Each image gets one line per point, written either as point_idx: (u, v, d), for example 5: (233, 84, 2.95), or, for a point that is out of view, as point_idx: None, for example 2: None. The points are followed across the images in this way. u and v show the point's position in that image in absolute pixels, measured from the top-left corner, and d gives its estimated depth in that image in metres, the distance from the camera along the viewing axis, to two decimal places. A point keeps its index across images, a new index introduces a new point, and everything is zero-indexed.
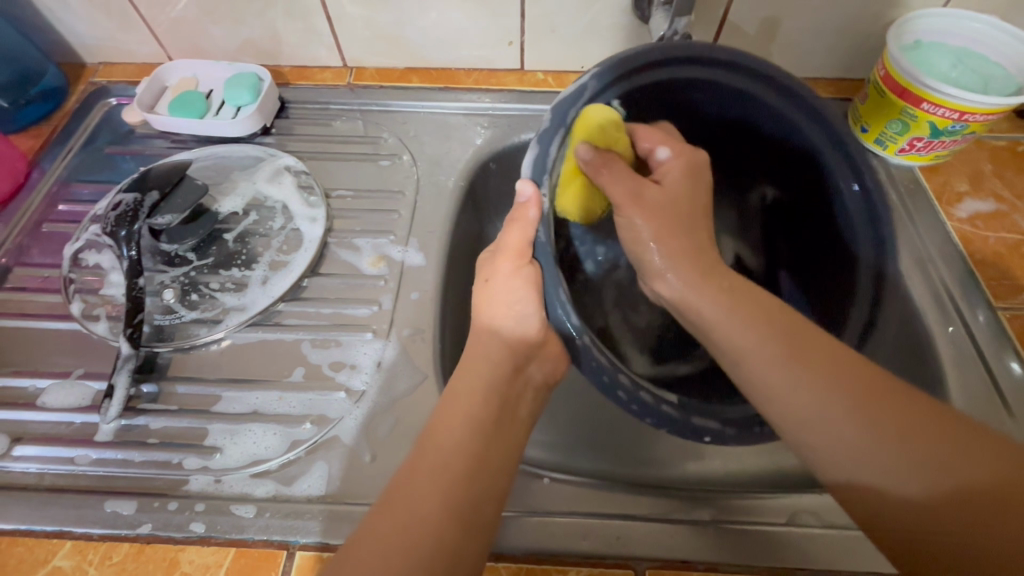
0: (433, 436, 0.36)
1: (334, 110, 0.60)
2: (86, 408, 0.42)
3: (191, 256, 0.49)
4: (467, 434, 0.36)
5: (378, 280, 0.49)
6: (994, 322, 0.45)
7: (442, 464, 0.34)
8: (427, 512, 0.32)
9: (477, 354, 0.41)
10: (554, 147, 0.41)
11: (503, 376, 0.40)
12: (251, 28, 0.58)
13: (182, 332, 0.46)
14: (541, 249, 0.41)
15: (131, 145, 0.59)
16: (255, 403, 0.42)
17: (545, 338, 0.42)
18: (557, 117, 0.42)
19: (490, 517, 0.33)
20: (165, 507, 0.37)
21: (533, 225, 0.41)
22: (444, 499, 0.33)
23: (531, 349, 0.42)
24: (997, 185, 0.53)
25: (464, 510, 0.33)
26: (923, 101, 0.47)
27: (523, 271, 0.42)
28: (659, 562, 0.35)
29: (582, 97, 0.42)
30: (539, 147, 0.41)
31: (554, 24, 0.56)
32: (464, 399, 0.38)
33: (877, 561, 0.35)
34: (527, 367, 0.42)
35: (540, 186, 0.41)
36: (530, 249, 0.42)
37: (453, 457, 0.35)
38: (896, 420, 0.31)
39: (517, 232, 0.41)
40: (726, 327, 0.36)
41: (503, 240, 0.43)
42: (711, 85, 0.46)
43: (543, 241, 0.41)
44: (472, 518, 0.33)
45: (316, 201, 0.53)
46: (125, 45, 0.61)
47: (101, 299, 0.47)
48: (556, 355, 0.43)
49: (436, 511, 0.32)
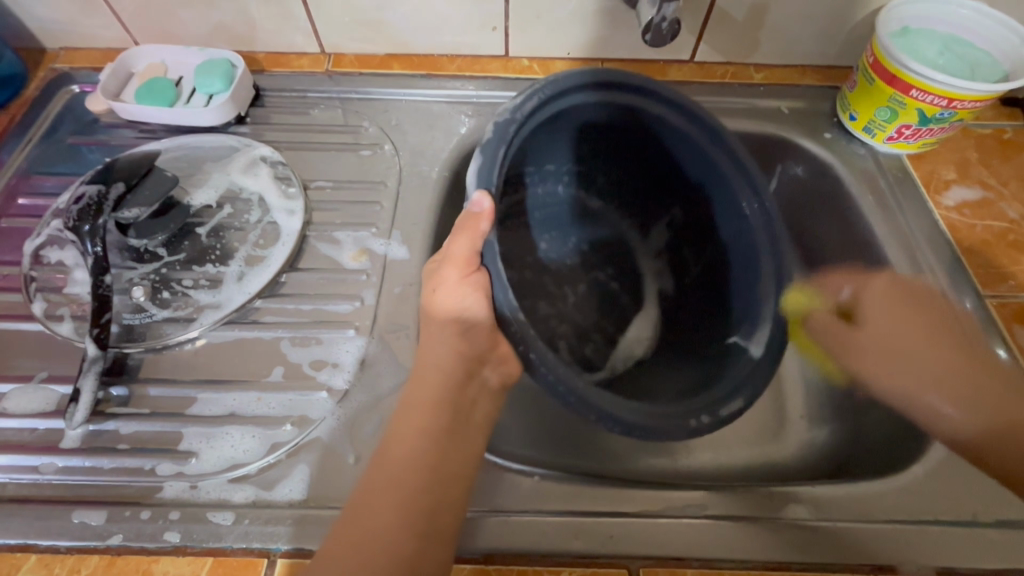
0: (384, 448, 0.35)
1: (313, 99, 0.58)
2: (51, 413, 0.40)
3: (162, 251, 0.47)
4: (420, 443, 0.35)
5: (360, 274, 0.47)
6: (982, 310, 0.45)
7: (395, 476, 0.34)
8: (380, 528, 0.32)
9: (429, 359, 0.39)
10: (504, 152, 0.37)
11: (454, 382, 0.38)
12: (222, 11, 0.55)
13: (153, 332, 0.43)
14: (490, 254, 0.36)
15: (95, 134, 0.56)
16: (232, 405, 0.41)
17: (495, 341, 0.40)
18: (499, 132, 0.37)
19: (448, 524, 0.33)
20: (137, 516, 0.36)
21: (483, 239, 0.36)
22: (393, 506, 0.33)
23: (482, 351, 0.40)
24: (983, 173, 0.53)
25: (415, 518, 0.33)
26: (912, 88, 0.47)
27: (473, 279, 0.37)
28: (653, 561, 0.34)
29: (520, 113, 0.38)
30: (484, 154, 0.37)
31: (539, 9, 0.54)
32: (436, 400, 0.37)
33: (868, 551, 0.35)
34: (481, 371, 0.40)
35: (491, 190, 0.36)
36: (478, 257, 0.37)
37: (404, 469, 0.34)
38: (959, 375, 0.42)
39: (464, 243, 0.36)
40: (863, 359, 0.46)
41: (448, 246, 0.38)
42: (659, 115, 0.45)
43: (492, 244, 0.36)
44: (428, 526, 0.32)
45: (293, 192, 0.51)
46: (87, 29, 0.58)
47: (66, 298, 0.45)
48: (510, 357, 0.40)
49: (386, 529, 0.32)
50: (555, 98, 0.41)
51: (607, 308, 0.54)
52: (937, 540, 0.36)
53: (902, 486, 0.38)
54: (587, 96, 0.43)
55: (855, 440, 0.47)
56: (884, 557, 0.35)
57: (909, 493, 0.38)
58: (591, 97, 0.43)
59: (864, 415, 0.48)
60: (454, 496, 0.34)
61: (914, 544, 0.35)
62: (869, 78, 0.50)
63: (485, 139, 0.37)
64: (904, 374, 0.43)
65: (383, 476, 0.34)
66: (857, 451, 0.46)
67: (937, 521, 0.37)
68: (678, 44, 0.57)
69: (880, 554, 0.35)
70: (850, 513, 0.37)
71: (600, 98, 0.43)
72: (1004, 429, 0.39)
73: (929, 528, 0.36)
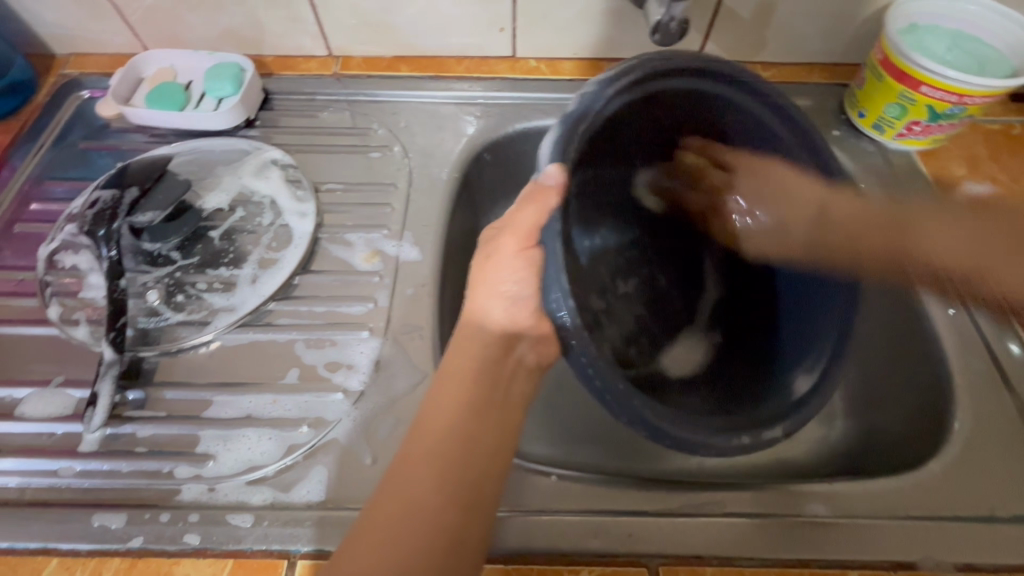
0: (420, 424, 0.36)
1: (321, 101, 0.58)
2: (68, 417, 0.40)
3: (175, 255, 0.47)
4: (458, 415, 0.36)
5: (372, 276, 0.47)
6: (995, 306, 0.45)
7: (436, 449, 0.34)
8: (422, 500, 0.32)
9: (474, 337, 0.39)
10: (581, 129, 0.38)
11: (492, 357, 0.39)
12: (230, 15, 0.56)
13: (169, 335, 0.44)
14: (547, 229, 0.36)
15: (106, 140, 0.56)
16: (248, 407, 0.41)
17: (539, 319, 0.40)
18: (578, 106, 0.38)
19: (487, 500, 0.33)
20: (157, 519, 0.36)
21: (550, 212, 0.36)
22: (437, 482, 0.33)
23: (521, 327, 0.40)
24: (993, 169, 0.53)
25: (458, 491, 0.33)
26: (922, 85, 0.47)
27: (531, 252, 0.38)
28: (672, 559, 0.34)
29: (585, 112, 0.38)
30: (558, 128, 0.37)
31: (547, 9, 0.54)
32: (460, 382, 0.37)
33: (888, 548, 0.35)
34: (518, 347, 0.40)
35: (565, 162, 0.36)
36: (536, 234, 0.38)
37: (444, 442, 0.34)
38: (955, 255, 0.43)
39: (532, 214, 0.36)
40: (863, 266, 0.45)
41: (512, 215, 0.38)
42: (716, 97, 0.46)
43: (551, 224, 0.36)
44: (472, 500, 0.33)
45: (304, 195, 0.51)
46: (96, 35, 0.58)
47: (80, 302, 0.45)
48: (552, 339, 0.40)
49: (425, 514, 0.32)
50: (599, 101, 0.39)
51: (655, 308, 0.50)
52: (956, 535, 0.36)
53: (920, 483, 0.38)
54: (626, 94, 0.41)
55: (869, 437, 0.47)
56: (904, 554, 0.35)
57: (926, 490, 0.38)
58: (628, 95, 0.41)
59: (879, 412, 0.47)
60: (485, 478, 0.34)
61: (933, 540, 0.35)
62: (879, 78, 0.50)
63: (568, 112, 0.38)
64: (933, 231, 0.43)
65: (407, 468, 0.33)
66: (872, 448, 0.46)
67: (955, 517, 0.37)
68: (685, 44, 0.57)
69: (900, 551, 0.35)
70: (869, 508, 0.37)
71: (640, 91, 0.42)
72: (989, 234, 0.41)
73: (947, 524, 0.36)
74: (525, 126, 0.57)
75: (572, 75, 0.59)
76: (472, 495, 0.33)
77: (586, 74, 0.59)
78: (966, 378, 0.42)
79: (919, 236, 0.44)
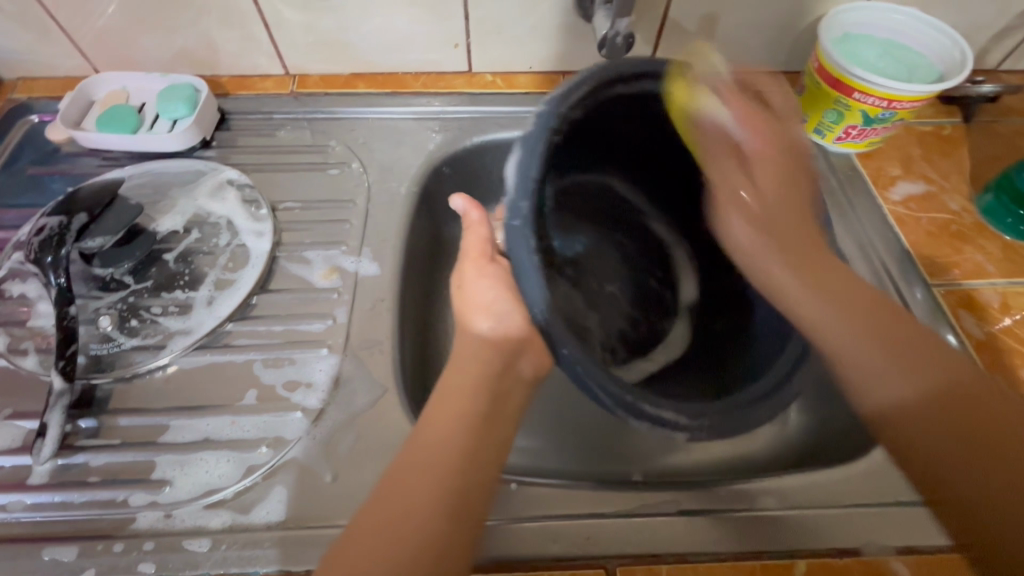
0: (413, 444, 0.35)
1: (278, 120, 0.58)
2: (17, 450, 0.39)
3: (129, 279, 0.47)
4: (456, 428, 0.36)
5: (332, 293, 0.47)
6: (931, 299, 0.47)
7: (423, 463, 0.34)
8: (421, 506, 0.32)
9: None
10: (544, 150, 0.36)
11: (492, 373, 0.39)
12: (183, 37, 0.56)
13: (123, 360, 0.43)
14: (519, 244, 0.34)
15: (56, 164, 0.55)
16: (205, 430, 0.40)
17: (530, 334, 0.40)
18: (542, 121, 0.36)
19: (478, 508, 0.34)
20: (110, 550, 0.35)
21: (483, 225, 0.45)
22: (435, 492, 0.33)
23: (517, 346, 0.40)
24: (926, 168, 0.56)
25: (454, 503, 0.33)
26: (855, 91, 0.49)
27: (489, 264, 0.43)
28: (631, 559, 0.35)
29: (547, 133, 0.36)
30: (521, 152, 0.36)
31: (499, 25, 0.56)
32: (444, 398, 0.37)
33: (835, 536, 0.36)
34: (517, 363, 0.40)
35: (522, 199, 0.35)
36: (489, 247, 0.44)
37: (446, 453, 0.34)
38: (988, 443, 0.34)
39: (474, 237, 0.45)
40: (869, 363, 0.38)
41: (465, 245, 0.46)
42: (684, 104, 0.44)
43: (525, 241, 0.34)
44: (464, 508, 0.33)
45: (262, 214, 0.51)
46: (45, 58, 0.57)
47: (30, 331, 0.44)
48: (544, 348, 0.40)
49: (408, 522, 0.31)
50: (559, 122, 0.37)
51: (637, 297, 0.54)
52: (898, 521, 0.37)
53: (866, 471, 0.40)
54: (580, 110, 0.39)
55: (821, 429, 0.48)
56: (850, 540, 0.36)
57: (871, 478, 0.39)
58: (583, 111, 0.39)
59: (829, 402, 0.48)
60: None
61: (881, 527, 0.37)
62: (816, 89, 0.53)
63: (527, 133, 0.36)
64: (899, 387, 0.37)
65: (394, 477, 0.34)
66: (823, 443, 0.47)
67: (898, 502, 0.38)
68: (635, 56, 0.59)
69: (845, 537, 0.37)
70: (819, 499, 0.38)
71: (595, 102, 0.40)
72: (961, 450, 0.34)
73: (892, 509, 0.38)
74: (483, 140, 0.58)
75: (527, 89, 0.60)
76: (462, 505, 0.33)
77: (541, 87, 0.60)
78: None
79: (898, 382, 0.37)
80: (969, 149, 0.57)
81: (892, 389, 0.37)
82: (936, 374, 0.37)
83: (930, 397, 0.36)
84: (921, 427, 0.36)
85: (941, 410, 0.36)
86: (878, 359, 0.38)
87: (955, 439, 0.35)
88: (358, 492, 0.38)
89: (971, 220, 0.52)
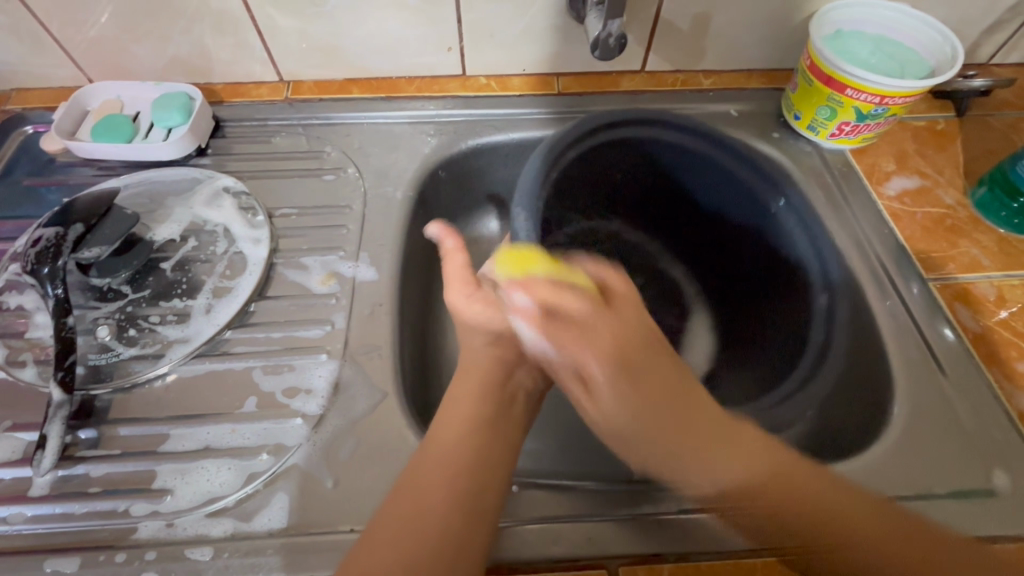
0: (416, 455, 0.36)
1: (273, 127, 0.58)
2: (17, 461, 0.39)
3: (126, 289, 0.47)
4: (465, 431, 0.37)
5: (330, 299, 0.47)
6: (927, 294, 0.47)
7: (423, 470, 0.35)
8: (432, 505, 0.33)
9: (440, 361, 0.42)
10: (549, 175, 0.48)
11: (495, 380, 0.41)
12: (176, 45, 0.56)
13: (122, 370, 0.43)
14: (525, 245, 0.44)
15: (52, 174, 0.55)
16: (206, 438, 0.40)
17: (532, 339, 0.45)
18: (542, 159, 0.48)
19: (489, 507, 0.34)
20: (113, 560, 0.35)
21: (461, 253, 0.45)
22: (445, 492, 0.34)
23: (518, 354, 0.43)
24: (920, 162, 0.56)
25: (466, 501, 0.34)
26: (847, 88, 0.50)
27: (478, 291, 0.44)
28: (632, 559, 0.35)
29: (548, 160, 0.49)
30: (529, 170, 0.48)
31: (492, 28, 0.56)
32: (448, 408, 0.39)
33: None
34: (516, 373, 0.42)
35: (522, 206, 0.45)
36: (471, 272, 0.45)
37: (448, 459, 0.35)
38: (805, 518, 0.33)
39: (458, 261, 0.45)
40: (685, 451, 0.36)
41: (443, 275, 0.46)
42: (660, 139, 0.53)
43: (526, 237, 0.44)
44: (476, 507, 0.34)
45: (259, 221, 0.51)
46: (39, 69, 0.57)
47: (27, 342, 0.44)
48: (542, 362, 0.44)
49: (433, 526, 0.32)
50: (555, 158, 0.49)
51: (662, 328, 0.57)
52: None
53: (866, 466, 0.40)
54: (574, 150, 0.51)
55: None
56: None
57: (870, 473, 0.39)
58: (576, 150, 0.51)
59: None
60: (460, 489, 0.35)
61: None
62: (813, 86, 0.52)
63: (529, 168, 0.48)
64: (718, 468, 0.35)
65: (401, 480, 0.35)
66: None
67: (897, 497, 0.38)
68: (628, 55, 0.59)
69: None
70: None
71: (586, 147, 0.51)
72: (782, 516, 0.34)
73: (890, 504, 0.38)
74: (478, 143, 0.58)
75: (521, 91, 0.60)
76: (472, 503, 0.34)
77: (536, 89, 0.61)
78: (904, 363, 0.44)
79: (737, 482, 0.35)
80: (963, 143, 0.57)
81: (706, 483, 0.35)
82: (758, 460, 0.35)
83: (740, 484, 0.34)
84: (757, 507, 0.34)
85: (750, 500, 0.34)
86: (686, 445, 0.36)
87: (781, 516, 0.33)
88: (360, 497, 0.38)
89: (966, 214, 0.52)
